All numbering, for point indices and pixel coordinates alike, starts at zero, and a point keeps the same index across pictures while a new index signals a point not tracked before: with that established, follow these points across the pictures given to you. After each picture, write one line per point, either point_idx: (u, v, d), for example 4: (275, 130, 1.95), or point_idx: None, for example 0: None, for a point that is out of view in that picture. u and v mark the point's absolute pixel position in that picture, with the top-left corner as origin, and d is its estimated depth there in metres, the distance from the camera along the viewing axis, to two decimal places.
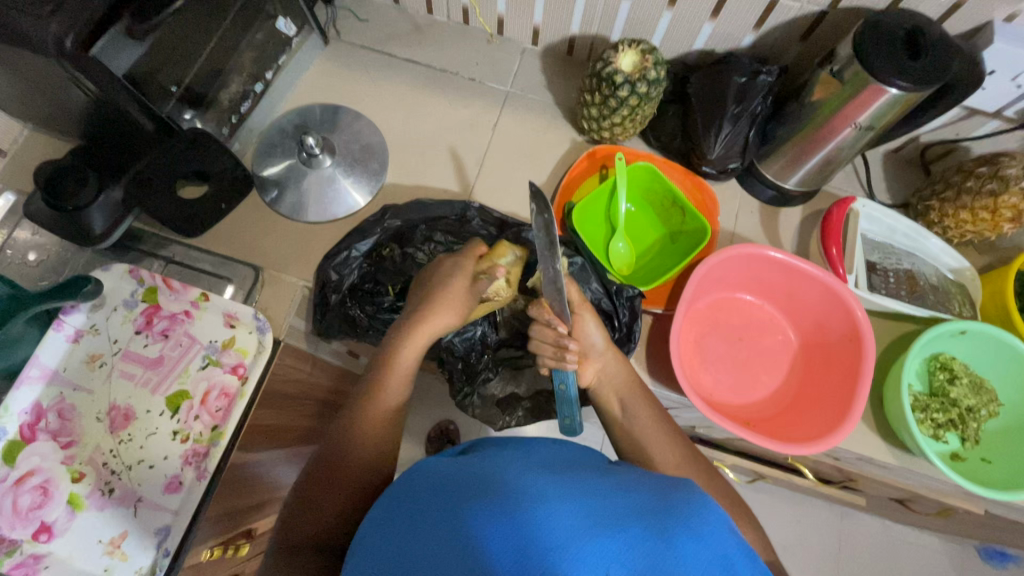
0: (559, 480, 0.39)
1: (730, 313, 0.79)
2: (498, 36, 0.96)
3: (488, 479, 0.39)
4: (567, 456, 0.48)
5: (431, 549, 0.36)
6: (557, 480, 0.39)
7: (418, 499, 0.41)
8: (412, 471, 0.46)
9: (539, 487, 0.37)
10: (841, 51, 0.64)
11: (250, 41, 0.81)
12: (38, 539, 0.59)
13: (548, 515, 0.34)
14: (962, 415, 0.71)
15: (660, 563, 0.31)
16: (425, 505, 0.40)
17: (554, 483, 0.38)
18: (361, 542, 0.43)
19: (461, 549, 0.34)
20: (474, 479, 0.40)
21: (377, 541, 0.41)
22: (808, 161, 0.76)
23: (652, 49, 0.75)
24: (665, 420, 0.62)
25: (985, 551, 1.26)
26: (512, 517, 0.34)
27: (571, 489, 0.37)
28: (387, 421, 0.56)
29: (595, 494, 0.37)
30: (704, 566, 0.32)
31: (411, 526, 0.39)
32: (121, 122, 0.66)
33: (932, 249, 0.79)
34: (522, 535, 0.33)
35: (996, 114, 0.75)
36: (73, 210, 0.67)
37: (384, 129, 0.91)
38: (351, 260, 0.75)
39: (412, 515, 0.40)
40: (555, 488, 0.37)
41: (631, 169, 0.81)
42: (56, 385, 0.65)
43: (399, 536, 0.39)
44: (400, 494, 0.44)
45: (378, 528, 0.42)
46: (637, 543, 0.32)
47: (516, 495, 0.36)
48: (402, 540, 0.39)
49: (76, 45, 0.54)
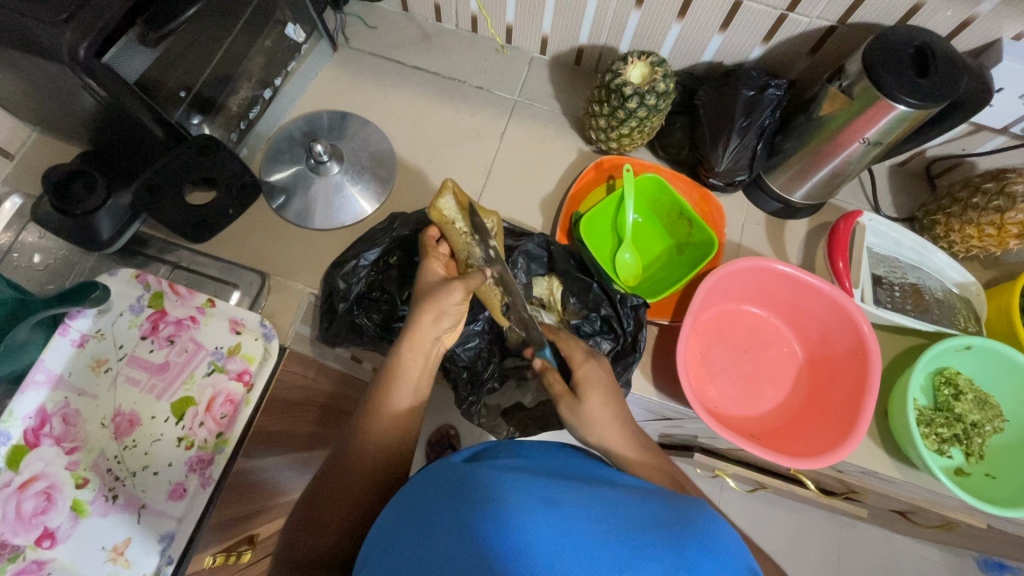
0: (568, 486, 0.40)
1: (735, 324, 0.79)
2: (507, 46, 0.96)
3: (498, 482, 0.40)
4: (574, 459, 0.48)
5: (440, 544, 0.36)
6: (566, 485, 0.40)
7: (426, 499, 0.42)
8: (422, 474, 0.46)
9: (550, 492, 0.38)
10: (850, 67, 0.64)
11: (260, 47, 0.81)
12: (40, 545, 0.58)
13: (559, 521, 0.35)
14: (966, 430, 0.71)
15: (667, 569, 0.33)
16: (435, 504, 0.40)
17: (564, 488, 0.39)
18: (368, 546, 0.42)
19: (470, 548, 0.35)
20: (485, 480, 0.41)
21: (382, 541, 0.41)
22: (815, 174, 0.76)
23: (661, 62, 0.75)
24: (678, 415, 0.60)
25: (985, 562, 1.26)
26: (524, 520, 0.35)
27: (581, 496, 0.38)
28: (399, 428, 0.56)
29: (604, 502, 0.38)
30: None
31: (419, 524, 0.39)
32: (131, 127, 0.66)
33: (938, 264, 0.79)
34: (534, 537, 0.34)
35: (1003, 130, 0.75)
36: (82, 215, 0.67)
37: (391, 136, 0.91)
38: (359, 270, 0.75)
39: (421, 514, 0.40)
40: (566, 494, 0.38)
41: (638, 180, 0.82)
42: (61, 390, 0.65)
43: (405, 533, 0.39)
44: (408, 495, 0.44)
45: (385, 527, 0.42)
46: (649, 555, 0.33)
47: (528, 499, 0.37)
48: (409, 538, 0.39)
49: (89, 53, 0.54)
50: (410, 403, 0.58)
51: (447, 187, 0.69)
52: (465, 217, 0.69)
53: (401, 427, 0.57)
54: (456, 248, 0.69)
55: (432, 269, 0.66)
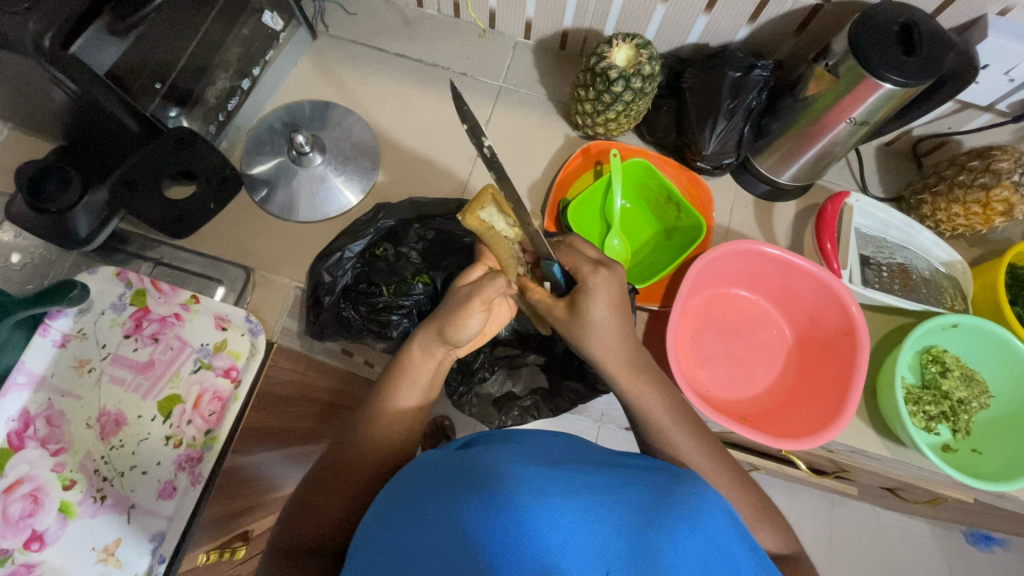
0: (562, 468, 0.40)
1: (725, 308, 0.79)
2: (490, 31, 0.94)
3: (489, 467, 0.40)
4: (574, 441, 0.48)
5: (432, 534, 0.36)
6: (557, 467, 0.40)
7: (421, 485, 0.41)
8: (417, 459, 0.46)
9: (542, 476, 0.38)
10: (836, 46, 0.64)
11: (236, 36, 0.79)
12: (29, 548, 0.58)
13: (551, 506, 0.35)
14: (954, 407, 0.72)
15: (658, 557, 0.33)
16: (426, 492, 0.40)
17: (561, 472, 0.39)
18: (362, 533, 0.42)
19: (459, 540, 0.35)
20: (480, 464, 0.40)
21: (374, 526, 0.41)
22: (802, 156, 0.76)
23: (646, 44, 0.74)
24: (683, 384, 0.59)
25: (973, 536, 1.28)
26: (517, 508, 0.35)
27: (576, 477, 0.38)
28: (400, 416, 0.56)
29: (600, 484, 0.38)
30: (697, 556, 0.34)
31: (410, 513, 0.39)
32: (102, 120, 0.64)
33: (924, 243, 0.80)
34: (529, 526, 0.34)
35: (989, 107, 0.75)
36: (57, 213, 0.65)
37: (375, 126, 0.90)
38: (344, 262, 0.74)
39: (412, 501, 0.40)
40: (561, 477, 0.38)
41: (626, 165, 0.80)
42: (44, 392, 0.63)
43: (397, 520, 0.39)
44: (400, 483, 0.43)
45: (376, 517, 0.42)
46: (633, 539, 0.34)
47: (520, 482, 0.37)
48: (402, 525, 0.38)
49: (55, 43, 0.52)
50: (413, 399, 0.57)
51: (486, 194, 0.65)
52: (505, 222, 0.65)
53: (405, 421, 0.56)
54: (498, 254, 0.66)
55: (471, 273, 0.63)
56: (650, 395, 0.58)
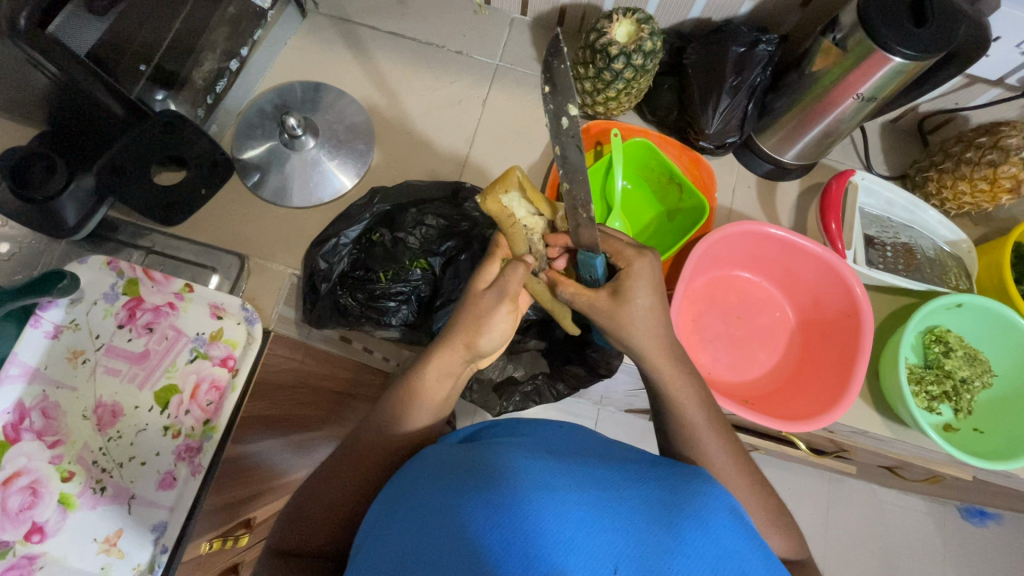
0: (568, 462, 0.39)
1: (728, 291, 0.79)
2: (485, 6, 0.91)
3: (494, 463, 0.39)
4: (578, 436, 0.47)
5: (433, 534, 0.35)
6: (563, 461, 0.39)
7: (423, 484, 0.40)
8: (418, 457, 0.45)
9: (547, 472, 0.37)
10: (844, 18, 0.61)
11: (222, 15, 0.76)
12: (30, 540, 0.57)
13: (556, 503, 0.34)
14: (956, 387, 0.72)
15: (667, 558, 0.32)
16: (426, 492, 0.39)
17: (566, 466, 0.38)
18: (363, 528, 0.41)
19: (462, 541, 0.34)
20: (484, 461, 0.39)
21: (375, 522, 0.40)
22: (807, 134, 0.74)
23: (647, 18, 0.72)
24: (688, 368, 0.58)
25: (967, 511, 1.30)
26: (521, 508, 0.34)
27: (581, 473, 0.37)
28: (400, 407, 0.54)
29: (607, 479, 0.37)
30: (709, 556, 0.33)
31: (410, 514, 0.38)
32: (85, 104, 0.62)
33: (929, 221, 0.78)
34: (534, 522, 0.33)
35: (999, 82, 0.73)
36: (44, 201, 0.63)
37: (369, 107, 0.88)
38: (340, 248, 0.73)
39: (414, 496, 0.39)
40: (567, 472, 0.37)
41: (627, 145, 0.78)
42: (38, 383, 0.62)
43: (397, 520, 0.38)
44: (401, 481, 0.43)
45: (376, 516, 0.41)
46: (643, 542, 0.33)
47: (525, 481, 0.36)
48: (403, 519, 0.38)
49: (31, 22, 0.50)
50: (416, 390, 0.54)
51: (511, 177, 0.62)
52: (526, 209, 0.64)
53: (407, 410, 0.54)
54: (515, 243, 0.63)
55: (487, 270, 0.60)
56: (656, 380, 0.57)
